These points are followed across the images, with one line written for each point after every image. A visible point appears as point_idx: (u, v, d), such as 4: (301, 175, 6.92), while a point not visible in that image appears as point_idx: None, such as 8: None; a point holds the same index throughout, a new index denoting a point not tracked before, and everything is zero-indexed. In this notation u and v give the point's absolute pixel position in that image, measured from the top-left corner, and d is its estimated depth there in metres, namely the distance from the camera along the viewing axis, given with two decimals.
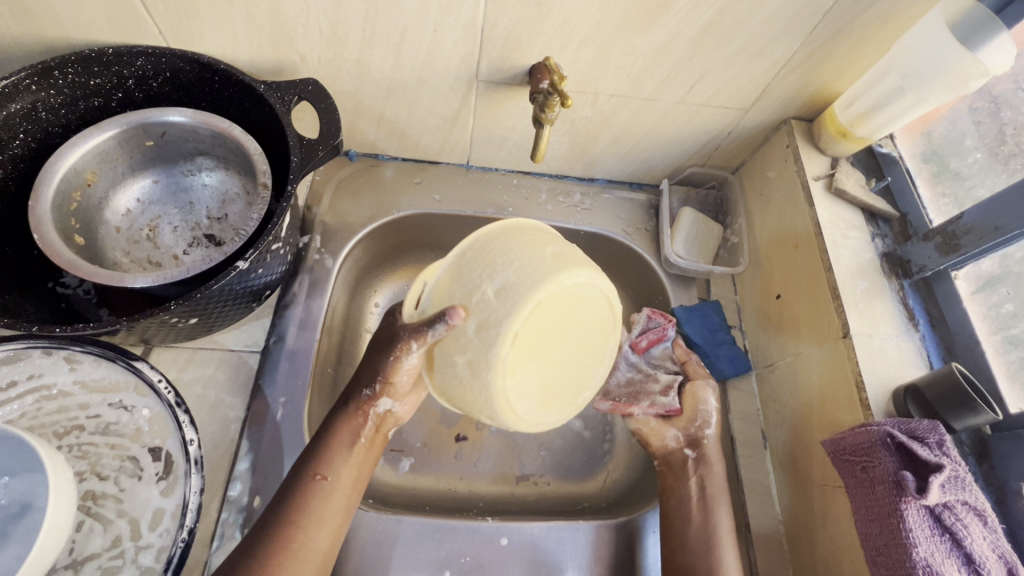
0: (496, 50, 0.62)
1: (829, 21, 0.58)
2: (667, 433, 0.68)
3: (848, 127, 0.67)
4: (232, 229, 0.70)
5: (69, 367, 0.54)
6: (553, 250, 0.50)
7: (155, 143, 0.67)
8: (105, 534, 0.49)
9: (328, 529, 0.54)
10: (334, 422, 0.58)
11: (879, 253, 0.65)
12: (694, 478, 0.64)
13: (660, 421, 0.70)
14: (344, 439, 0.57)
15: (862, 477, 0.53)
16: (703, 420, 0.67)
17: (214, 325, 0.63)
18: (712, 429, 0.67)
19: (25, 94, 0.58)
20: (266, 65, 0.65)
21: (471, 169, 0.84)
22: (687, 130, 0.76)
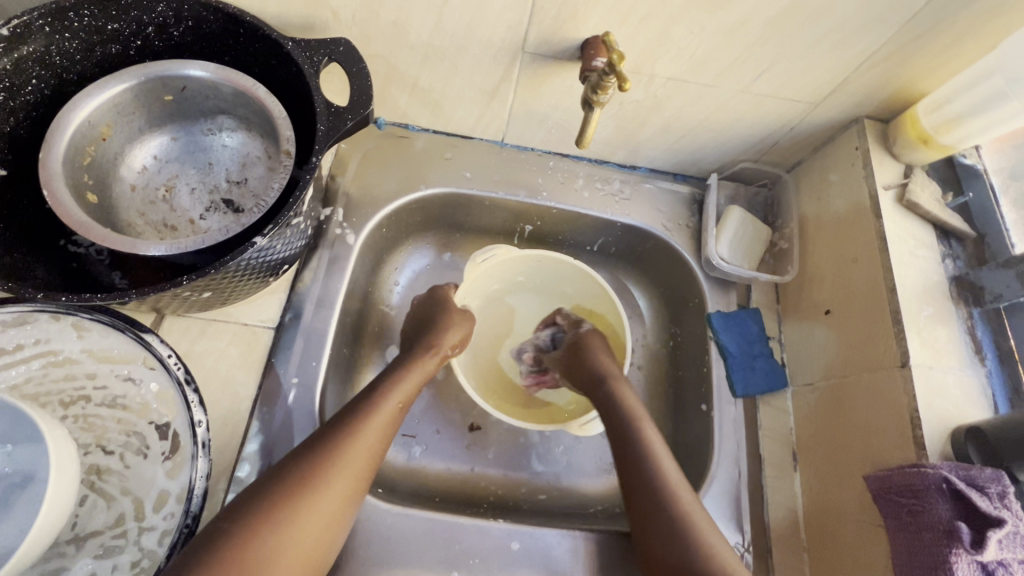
0: (548, 19, 0.56)
1: (928, 12, 0.51)
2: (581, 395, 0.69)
3: (931, 133, 0.60)
4: (252, 195, 0.66)
5: (77, 334, 0.52)
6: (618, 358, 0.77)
7: (174, 98, 0.63)
8: (108, 512, 0.48)
9: (369, 454, 0.54)
10: (409, 360, 0.64)
11: (949, 276, 0.59)
12: (613, 428, 0.62)
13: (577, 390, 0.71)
14: (417, 371, 0.63)
15: (908, 520, 0.49)
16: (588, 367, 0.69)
17: (228, 298, 0.60)
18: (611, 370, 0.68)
19: (38, 36, 0.54)
20: (296, 20, 0.59)
21: (505, 146, 0.79)
22: (746, 123, 0.69)
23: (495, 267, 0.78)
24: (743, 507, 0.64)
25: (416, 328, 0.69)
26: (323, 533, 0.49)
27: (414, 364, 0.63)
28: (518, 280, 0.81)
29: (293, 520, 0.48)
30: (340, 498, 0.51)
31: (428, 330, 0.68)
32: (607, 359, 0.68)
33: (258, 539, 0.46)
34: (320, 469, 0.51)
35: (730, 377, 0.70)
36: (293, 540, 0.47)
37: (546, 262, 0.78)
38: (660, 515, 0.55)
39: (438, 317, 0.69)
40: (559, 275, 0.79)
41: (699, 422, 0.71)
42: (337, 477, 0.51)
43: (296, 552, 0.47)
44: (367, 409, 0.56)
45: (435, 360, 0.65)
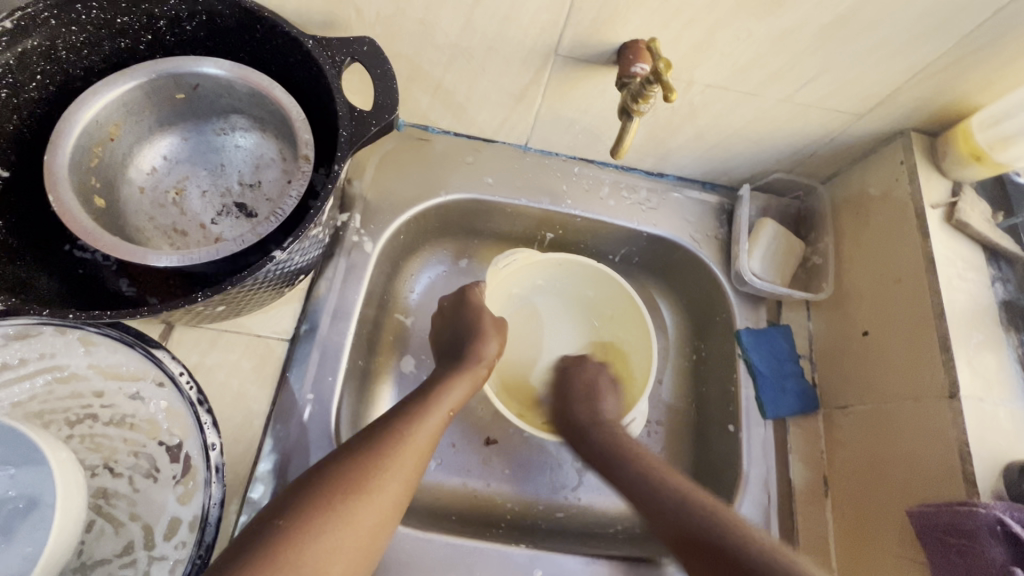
0: (585, 21, 0.53)
1: (996, 21, 0.48)
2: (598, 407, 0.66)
3: (985, 150, 0.57)
4: (266, 199, 0.63)
5: (83, 349, 0.49)
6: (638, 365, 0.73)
7: (185, 96, 0.59)
8: (116, 538, 0.45)
9: (419, 459, 0.51)
10: (457, 367, 0.61)
11: (998, 300, 0.57)
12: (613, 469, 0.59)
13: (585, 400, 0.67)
14: (466, 375, 0.60)
15: (956, 561, 0.47)
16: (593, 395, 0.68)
17: (242, 309, 0.57)
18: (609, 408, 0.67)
19: (43, 29, 0.51)
20: (316, 18, 0.56)
21: (529, 151, 0.76)
22: (785, 132, 0.66)
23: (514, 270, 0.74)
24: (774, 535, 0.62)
25: (453, 335, 0.65)
26: (374, 533, 0.46)
27: (464, 371, 0.60)
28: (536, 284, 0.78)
29: (347, 518, 0.45)
30: (391, 500, 0.48)
31: (470, 337, 0.64)
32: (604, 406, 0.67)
33: (313, 535, 0.43)
34: (374, 467, 0.48)
35: (760, 398, 0.67)
36: (342, 542, 0.44)
37: (568, 265, 0.74)
38: (691, 528, 0.50)
39: (478, 321, 0.65)
40: (580, 278, 0.76)
41: (727, 443, 0.69)
42: (389, 478, 0.48)
43: (349, 551, 0.44)
44: (420, 413, 0.54)
45: (483, 368, 0.62)
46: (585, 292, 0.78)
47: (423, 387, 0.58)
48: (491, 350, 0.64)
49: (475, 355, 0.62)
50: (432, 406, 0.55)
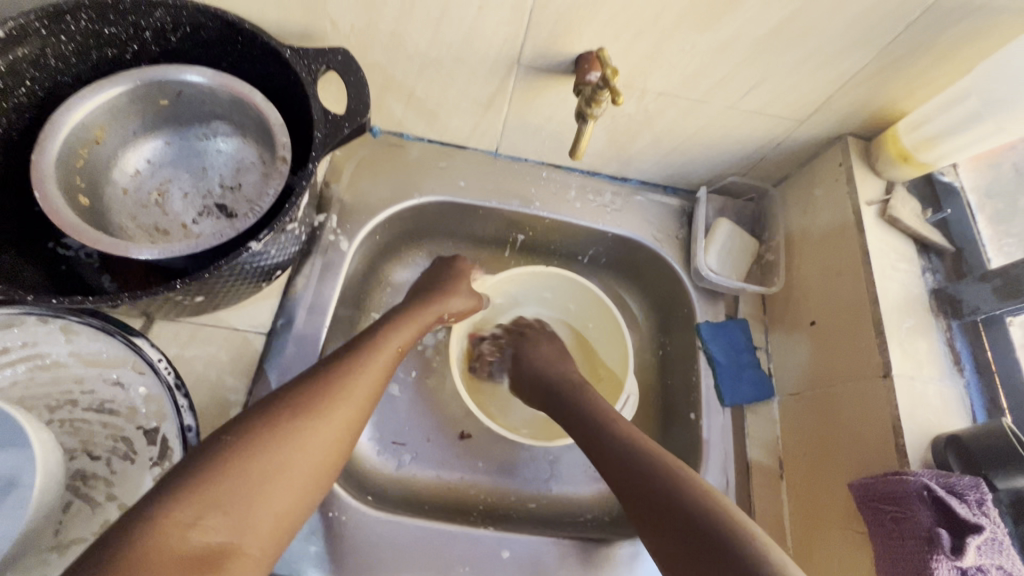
0: (543, 34, 0.57)
1: (910, 34, 0.54)
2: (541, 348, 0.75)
3: (910, 151, 0.63)
4: (246, 200, 0.66)
5: (65, 338, 0.51)
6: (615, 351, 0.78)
7: (169, 103, 0.63)
8: (93, 518, 0.47)
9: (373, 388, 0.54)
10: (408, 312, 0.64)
11: (928, 289, 0.61)
12: (602, 448, 0.57)
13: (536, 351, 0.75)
14: (417, 317, 0.64)
15: (891, 527, 0.50)
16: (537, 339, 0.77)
17: (221, 303, 0.60)
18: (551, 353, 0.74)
19: (33, 38, 0.54)
20: (294, 31, 0.60)
21: (499, 157, 0.80)
22: (735, 137, 0.71)
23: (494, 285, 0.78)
24: None
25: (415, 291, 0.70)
26: (342, 442, 0.49)
27: (414, 315, 0.64)
28: (513, 296, 0.82)
29: (316, 420, 0.47)
30: (348, 420, 0.50)
31: (426, 291, 0.69)
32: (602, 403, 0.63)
33: (281, 440, 0.45)
34: (337, 382, 0.51)
35: (719, 387, 0.71)
36: (300, 458, 0.45)
37: (530, 273, 0.78)
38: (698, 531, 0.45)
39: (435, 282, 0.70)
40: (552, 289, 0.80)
41: (688, 431, 0.72)
42: (344, 401, 0.50)
43: (315, 458, 0.46)
44: (374, 346, 0.56)
45: (433, 310, 0.66)
46: (554, 299, 0.82)
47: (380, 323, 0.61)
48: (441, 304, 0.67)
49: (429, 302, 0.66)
50: (384, 341, 0.58)
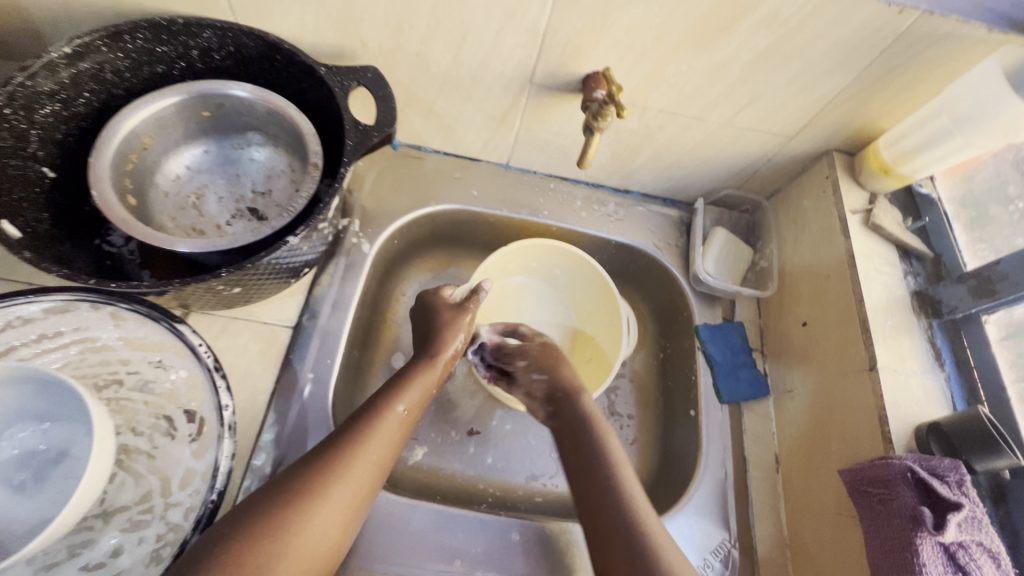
0: (554, 56, 0.64)
1: (883, 59, 0.60)
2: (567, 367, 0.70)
3: (890, 164, 0.68)
4: (276, 205, 0.72)
5: (114, 323, 0.55)
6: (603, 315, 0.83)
7: (211, 114, 0.68)
8: (136, 488, 0.51)
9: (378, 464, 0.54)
10: (414, 368, 0.64)
11: (911, 291, 0.66)
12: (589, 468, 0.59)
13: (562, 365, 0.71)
14: (425, 374, 0.64)
15: (878, 508, 0.54)
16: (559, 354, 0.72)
17: (252, 296, 0.65)
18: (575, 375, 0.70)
19: (95, 54, 0.60)
20: (328, 50, 0.67)
21: (510, 169, 0.86)
22: (729, 152, 0.77)
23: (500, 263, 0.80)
24: (730, 507, 0.69)
25: (422, 329, 0.69)
26: (345, 527, 0.51)
27: (422, 371, 0.64)
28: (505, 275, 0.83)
29: (323, 509, 0.49)
30: (349, 505, 0.51)
31: (430, 334, 0.68)
32: (598, 429, 0.63)
33: (289, 534, 0.47)
34: (345, 463, 0.52)
35: (717, 384, 0.75)
36: (299, 553, 0.47)
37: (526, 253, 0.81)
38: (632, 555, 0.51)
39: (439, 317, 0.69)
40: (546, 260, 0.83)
41: (689, 427, 0.76)
42: (347, 483, 0.51)
43: (316, 551, 0.48)
44: (379, 415, 0.57)
45: (441, 363, 0.66)
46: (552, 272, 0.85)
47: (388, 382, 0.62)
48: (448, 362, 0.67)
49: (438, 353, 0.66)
50: (389, 410, 0.58)
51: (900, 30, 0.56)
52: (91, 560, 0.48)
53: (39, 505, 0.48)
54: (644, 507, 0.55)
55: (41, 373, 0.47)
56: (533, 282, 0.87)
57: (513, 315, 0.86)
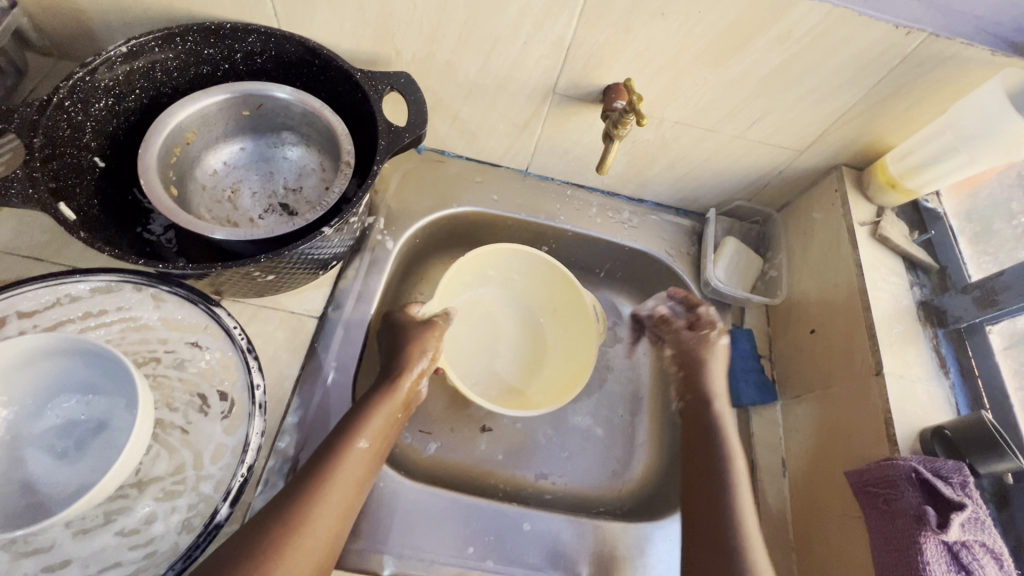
0: (578, 67, 0.67)
1: (891, 79, 0.63)
2: (710, 347, 0.76)
3: (897, 179, 0.71)
4: (306, 201, 0.75)
5: (155, 304, 0.59)
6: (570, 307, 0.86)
7: (249, 114, 0.72)
8: (169, 460, 0.53)
9: (342, 506, 0.55)
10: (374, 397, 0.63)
11: (917, 301, 0.68)
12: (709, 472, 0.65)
13: (698, 346, 0.77)
14: (386, 408, 0.62)
15: (883, 509, 0.55)
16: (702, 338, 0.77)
17: (282, 286, 0.67)
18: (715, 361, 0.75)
19: (147, 54, 0.64)
20: (363, 56, 0.71)
21: (528, 176, 0.89)
22: (742, 164, 0.80)
23: (468, 264, 0.83)
24: None
25: (387, 355, 0.68)
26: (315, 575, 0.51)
27: (384, 401, 0.63)
28: (471, 284, 0.87)
29: (287, 566, 0.49)
30: (316, 554, 0.51)
31: (393, 361, 0.67)
32: (727, 436, 0.68)
33: None
34: (304, 516, 0.52)
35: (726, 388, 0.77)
36: None
37: (489, 258, 0.84)
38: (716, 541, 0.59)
39: (403, 343, 0.68)
40: (509, 263, 0.86)
41: None
42: (310, 533, 0.51)
43: None
44: (338, 454, 0.56)
45: (403, 391, 0.65)
46: (513, 277, 0.88)
47: (346, 417, 0.60)
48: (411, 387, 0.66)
49: (399, 383, 0.65)
50: (349, 447, 0.57)
51: (907, 51, 0.59)
52: (127, 526, 0.50)
53: (80, 471, 0.51)
54: (741, 487, 0.64)
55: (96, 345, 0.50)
56: (493, 292, 0.89)
57: (484, 327, 0.87)
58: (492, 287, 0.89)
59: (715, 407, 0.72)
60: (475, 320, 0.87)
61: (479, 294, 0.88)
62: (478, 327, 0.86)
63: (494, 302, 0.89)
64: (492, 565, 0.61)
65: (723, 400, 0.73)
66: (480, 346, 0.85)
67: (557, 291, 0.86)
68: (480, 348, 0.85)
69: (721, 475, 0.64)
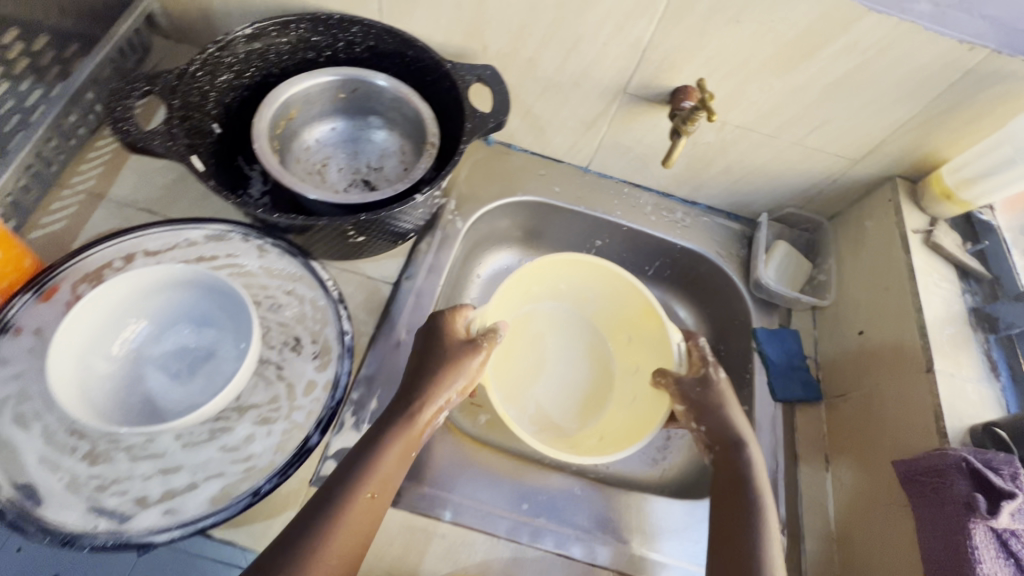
0: (651, 69, 0.73)
1: (950, 93, 0.67)
2: (717, 390, 0.70)
3: (952, 189, 0.73)
4: (386, 179, 0.81)
5: (259, 254, 0.65)
6: (641, 328, 0.81)
7: (344, 97, 0.80)
8: (266, 391, 0.58)
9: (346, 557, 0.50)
10: (389, 432, 0.57)
11: (969, 307, 0.70)
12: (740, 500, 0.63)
13: (706, 393, 0.70)
14: (400, 446, 0.56)
15: (932, 496, 0.57)
16: (709, 382, 0.71)
17: (363, 250, 0.73)
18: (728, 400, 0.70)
19: (266, 37, 0.72)
20: (452, 50, 0.78)
21: (588, 172, 0.94)
22: (797, 171, 0.83)
23: (535, 274, 0.81)
24: (781, 498, 0.72)
25: (411, 376, 0.61)
26: None
27: (399, 440, 0.56)
28: (535, 294, 0.85)
29: None
30: None
31: (414, 391, 0.60)
32: (759, 477, 0.65)
33: None
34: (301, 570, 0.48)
35: (772, 382, 0.79)
36: None
37: (559, 270, 0.82)
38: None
39: (429, 368, 0.61)
40: (577, 277, 0.83)
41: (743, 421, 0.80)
42: None
43: None
44: (342, 503, 0.52)
45: (421, 426, 0.58)
46: (571, 290, 0.85)
47: (359, 455, 0.55)
48: (431, 420, 0.60)
49: (421, 415, 0.58)
50: (353, 495, 0.52)
51: (968, 65, 0.63)
52: (229, 443, 0.55)
53: (191, 391, 0.56)
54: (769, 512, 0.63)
55: (213, 276, 0.57)
56: (563, 309, 0.87)
57: (536, 342, 0.85)
58: (553, 300, 0.87)
59: (746, 451, 0.66)
60: (533, 336, 0.86)
61: (545, 309, 0.87)
62: (535, 342, 0.86)
63: (561, 323, 0.87)
64: (544, 521, 0.65)
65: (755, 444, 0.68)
66: (532, 367, 0.84)
67: (636, 321, 0.82)
68: (532, 367, 0.84)
69: (751, 508, 0.62)
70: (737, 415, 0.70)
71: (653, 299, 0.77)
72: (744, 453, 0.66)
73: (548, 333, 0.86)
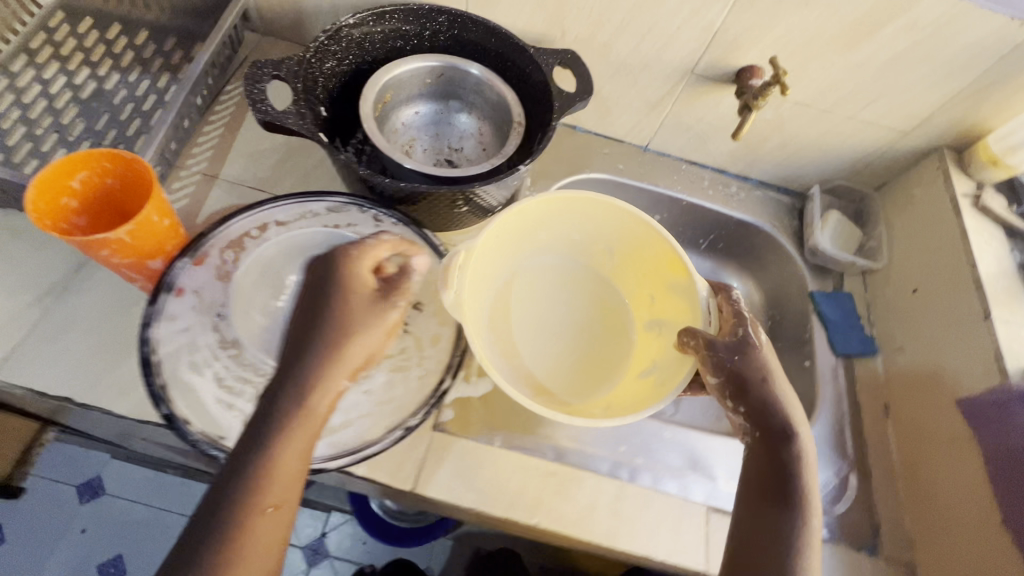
0: (719, 50, 0.79)
1: (1000, 65, 0.73)
2: (758, 355, 0.60)
3: (999, 156, 0.80)
4: (467, 159, 0.88)
5: (375, 223, 0.71)
6: (662, 281, 0.75)
7: (429, 83, 0.86)
8: None
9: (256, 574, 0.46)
10: (283, 425, 0.49)
11: (1017, 263, 0.77)
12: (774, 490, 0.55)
13: (739, 360, 0.60)
14: (295, 439, 0.49)
15: (997, 425, 0.66)
16: (745, 348, 0.61)
17: (461, 221, 0.78)
18: (769, 371, 0.60)
19: (364, 26, 0.78)
20: (533, 37, 0.84)
21: (648, 151, 1.00)
22: (848, 144, 0.90)
23: (527, 218, 0.75)
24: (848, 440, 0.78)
25: (296, 347, 0.52)
26: None
27: (295, 432, 0.49)
28: (539, 242, 0.81)
29: None
30: None
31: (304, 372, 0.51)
32: (808, 469, 0.56)
33: None
34: None
35: (831, 338, 0.86)
36: None
37: (557, 215, 0.76)
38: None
39: (336, 346, 0.52)
40: (578, 222, 0.77)
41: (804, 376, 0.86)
42: None
43: None
44: (242, 520, 0.46)
45: (321, 413, 0.51)
46: (578, 239, 0.80)
47: (255, 458, 0.47)
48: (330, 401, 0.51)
49: (317, 403, 0.50)
50: (251, 504, 0.46)
51: (1018, 40, 0.69)
52: None
53: None
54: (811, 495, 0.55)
55: None
56: (570, 264, 0.84)
57: (536, 296, 0.83)
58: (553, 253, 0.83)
59: (795, 444, 0.57)
60: (534, 289, 0.84)
61: (551, 263, 0.84)
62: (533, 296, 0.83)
63: (573, 280, 0.84)
64: (641, 462, 0.71)
65: (805, 427, 0.58)
66: (529, 323, 0.82)
67: (655, 270, 0.75)
68: (534, 322, 0.82)
69: (793, 493, 0.55)
70: (787, 391, 0.60)
71: (676, 249, 0.69)
72: (792, 442, 0.57)
73: (556, 289, 0.84)
